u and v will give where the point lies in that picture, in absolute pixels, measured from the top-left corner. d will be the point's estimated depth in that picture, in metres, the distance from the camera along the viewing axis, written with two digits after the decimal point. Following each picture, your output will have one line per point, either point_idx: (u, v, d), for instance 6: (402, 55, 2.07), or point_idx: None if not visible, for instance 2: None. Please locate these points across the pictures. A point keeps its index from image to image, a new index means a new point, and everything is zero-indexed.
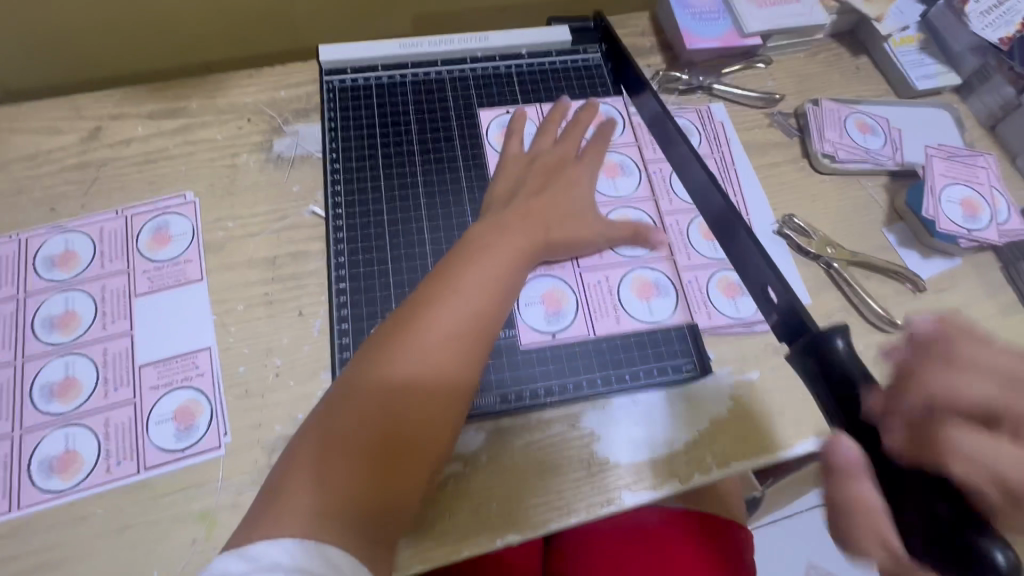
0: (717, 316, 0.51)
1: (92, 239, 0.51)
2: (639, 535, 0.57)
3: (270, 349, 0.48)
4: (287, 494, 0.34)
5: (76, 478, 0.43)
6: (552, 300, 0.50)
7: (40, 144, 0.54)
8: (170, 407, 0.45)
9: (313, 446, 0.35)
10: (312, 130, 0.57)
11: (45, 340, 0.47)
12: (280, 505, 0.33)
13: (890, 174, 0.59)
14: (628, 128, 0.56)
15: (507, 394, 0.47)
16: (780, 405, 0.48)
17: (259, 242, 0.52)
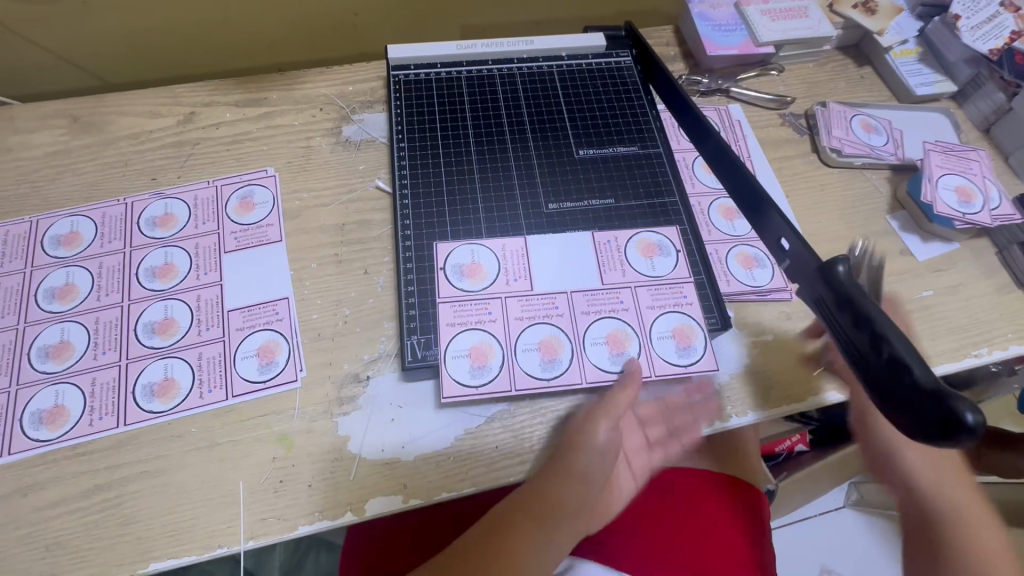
0: (735, 283, 0.56)
1: (188, 204, 0.58)
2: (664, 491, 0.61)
3: (340, 301, 0.54)
4: None
5: (173, 401, 0.49)
6: (551, 350, 0.51)
7: (144, 125, 0.63)
8: (254, 346, 0.52)
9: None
10: (376, 119, 0.65)
11: (148, 286, 0.54)
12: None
13: (892, 168, 0.66)
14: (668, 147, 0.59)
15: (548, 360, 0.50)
16: (792, 364, 0.54)
17: (330, 211, 0.59)
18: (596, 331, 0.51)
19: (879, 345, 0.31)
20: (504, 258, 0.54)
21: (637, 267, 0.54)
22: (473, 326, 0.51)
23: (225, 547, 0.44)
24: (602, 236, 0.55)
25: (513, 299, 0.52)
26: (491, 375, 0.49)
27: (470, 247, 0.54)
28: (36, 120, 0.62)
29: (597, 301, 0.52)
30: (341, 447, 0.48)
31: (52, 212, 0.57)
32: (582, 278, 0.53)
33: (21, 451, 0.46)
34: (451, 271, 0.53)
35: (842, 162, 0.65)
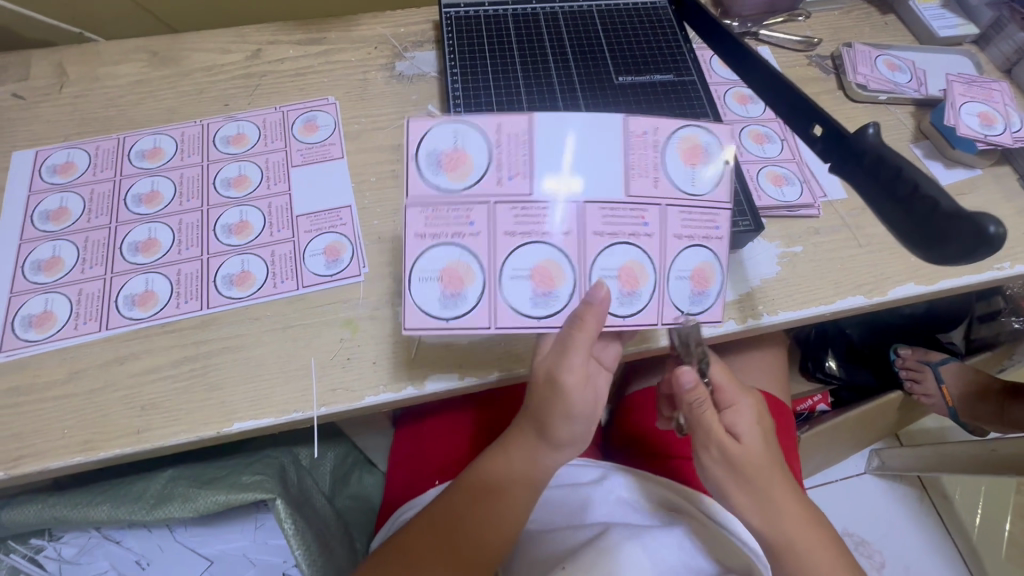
0: (766, 199, 0.60)
1: (258, 126, 0.64)
2: None
3: (397, 210, 0.59)
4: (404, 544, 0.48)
5: (250, 289, 0.54)
6: (545, 279, 0.46)
7: (216, 60, 0.69)
8: (321, 245, 0.56)
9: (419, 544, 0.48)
10: (427, 56, 0.70)
11: (224, 194, 0.59)
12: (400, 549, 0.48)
13: (915, 103, 0.69)
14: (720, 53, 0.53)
15: (543, 300, 0.46)
16: (819, 272, 0.57)
17: (386, 133, 0.64)
18: (605, 262, 0.47)
19: (902, 180, 0.36)
20: (500, 145, 0.46)
21: (671, 177, 0.47)
22: (448, 240, 0.46)
23: (300, 411, 0.49)
24: (639, 127, 0.46)
25: (505, 202, 0.45)
26: (465, 305, 0.46)
27: (456, 130, 0.46)
28: (120, 54, 0.68)
29: (617, 218, 0.46)
30: (402, 332, 0.53)
31: (137, 131, 0.63)
32: (601, 183, 0.46)
33: (118, 327, 0.52)
34: (426, 156, 0.46)
35: (866, 96, 0.68)
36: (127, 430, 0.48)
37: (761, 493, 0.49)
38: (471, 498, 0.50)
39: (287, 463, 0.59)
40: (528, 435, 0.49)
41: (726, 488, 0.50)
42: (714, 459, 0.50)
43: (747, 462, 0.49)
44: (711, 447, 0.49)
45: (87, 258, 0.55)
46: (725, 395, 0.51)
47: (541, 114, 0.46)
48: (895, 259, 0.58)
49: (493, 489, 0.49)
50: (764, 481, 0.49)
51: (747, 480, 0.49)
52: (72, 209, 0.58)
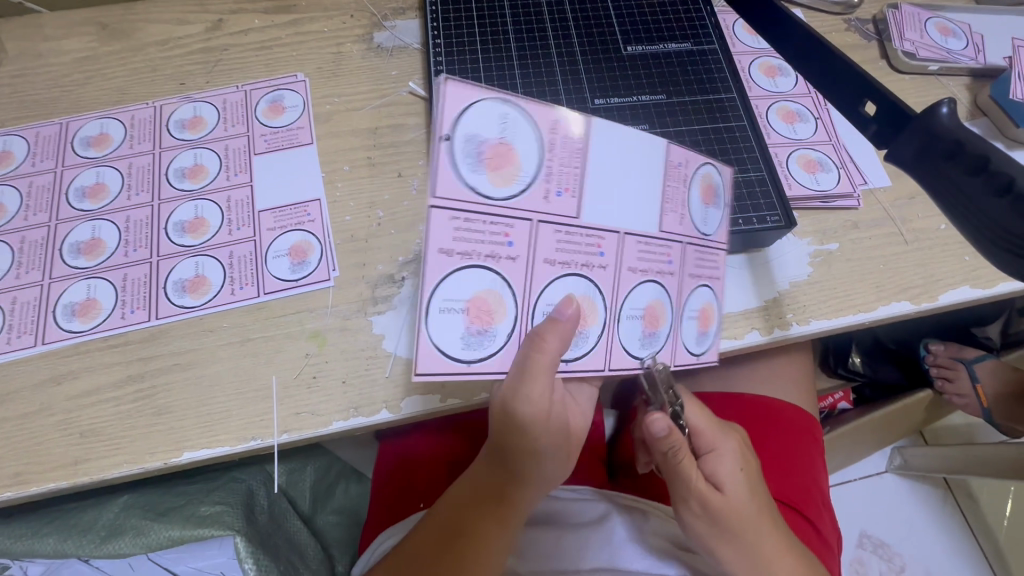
0: (797, 187, 0.52)
1: (217, 108, 0.56)
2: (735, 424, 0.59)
3: (373, 203, 0.52)
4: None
5: (204, 297, 0.47)
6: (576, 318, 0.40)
7: (172, 32, 0.61)
8: (285, 245, 0.50)
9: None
10: (409, 25, 0.61)
11: (177, 186, 0.52)
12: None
13: (970, 74, 0.60)
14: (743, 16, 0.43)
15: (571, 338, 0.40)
16: (860, 273, 0.50)
17: (362, 115, 0.56)
18: (635, 300, 0.41)
19: (991, 174, 0.28)
20: (555, 147, 0.36)
21: (694, 216, 0.42)
22: (480, 262, 0.36)
23: (259, 439, 0.43)
24: (676, 157, 0.40)
25: (547, 224, 0.37)
26: (491, 345, 0.38)
27: (506, 116, 0.35)
28: (65, 28, 0.61)
29: (651, 254, 0.41)
30: (376, 345, 0.46)
31: (82, 115, 0.56)
32: (642, 213, 0.40)
33: (55, 341, 0.46)
34: (465, 143, 0.34)
35: (914, 66, 0.59)
36: (63, 461, 0.42)
37: (751, 547, 0.43)
38: (434, 536, 0.44)
39: (257, 486, 0.53)
40: (497, 466, 0.43)
41: (711, 547, 0.44)
42: (694, 515, 0.44)
43: (731, 515, 0.43)
44: (694, 503, 0.44)
45: (23, 262, 0.49)
46: (704, 439, 0.45)
47: (598, 121, 0.37)
48: (947, 256, 0.50)
49: (462, 526, 0.44)
50: (753, 535, 0.43)
51: (731, 535, 0.43)
52: (7, 205, 0.51)
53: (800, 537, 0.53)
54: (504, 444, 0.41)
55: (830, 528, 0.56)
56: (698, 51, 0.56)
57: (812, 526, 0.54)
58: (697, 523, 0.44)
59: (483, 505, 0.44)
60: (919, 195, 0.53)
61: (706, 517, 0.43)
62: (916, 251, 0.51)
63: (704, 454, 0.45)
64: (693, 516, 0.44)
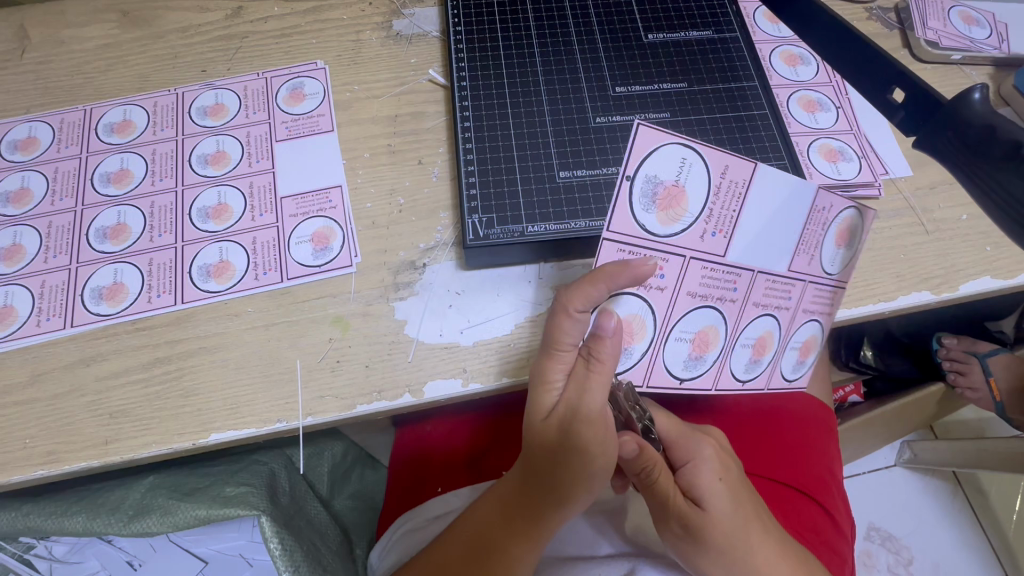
0: (818, 176, 0.52)
1: (238, 95, 0.57)
2: (767, 417, 0.58)
3: (393, 190, 0.52)
4: None
5: (229, 282, 0.48)
6: (702, 344, 0.45)
7: (192, 20, 0.61)
8: (308, 231, 0.50)
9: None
10: (428, 12, 0.62)
11: (200, 173, 0.53)
12: None
13: (994, 64, 0.59)
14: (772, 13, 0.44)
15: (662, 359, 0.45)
16: (879, 262, 0.50)
17: (382, 102, 0.57)
18: (749, 330, 0.45)
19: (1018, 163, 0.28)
20: (721, 190, 0.39)
21: (824, 257, 0.43)
22: (634, 289, 0.41)
23: (284, 421, 0.44)
24: (822, 202, 0.41)
25: (698, 261, 0.41)
26: (629, 360, 0.44)
27: (686, 158, 0.38)
28: (87, 14, 0.61)
29: (774, 290, 0.44)
30: (398, 330, 0.47)
31: (105, 101, 0.56)
32: (774, 253, 0.42)
33: (83, 324, 0.46)
34: (643, 184, 0.38)
35: (937, 55, 0.59)
36: (93, 440, 0.43)
37: (741, 563, 0.42)
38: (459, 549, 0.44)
39: (278, 469, 0.54)
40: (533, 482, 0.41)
41: (697, 564, 0.42)
42: (676, 530, 0.43)
43: (712, 531, 0.42)
44: (676, 519, 0.42)
45: (51, 246, 0.49)
46: (678, 453, 0.45)
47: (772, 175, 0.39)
48: (968, 246, 0.50)
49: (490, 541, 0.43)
50: (741, 550, 0.42)
51: (716, 551, 0.42)
52: (35, 190, 0.52)
53: (814, 521, 0.53)
54: (547, 459, 0.40)
55: (843, 513, 0.56)
56: (716, 35, 0.56)
57: (825, 511, 0.54)
58: (679, 537, 0.43)
59: (513, 519, 0.42)
60: (940, 185, 0.53)
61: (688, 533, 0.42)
62: (938, 243, 0.50)
63: (680, 464, 0.45)
64: (673, 531, 0.43)
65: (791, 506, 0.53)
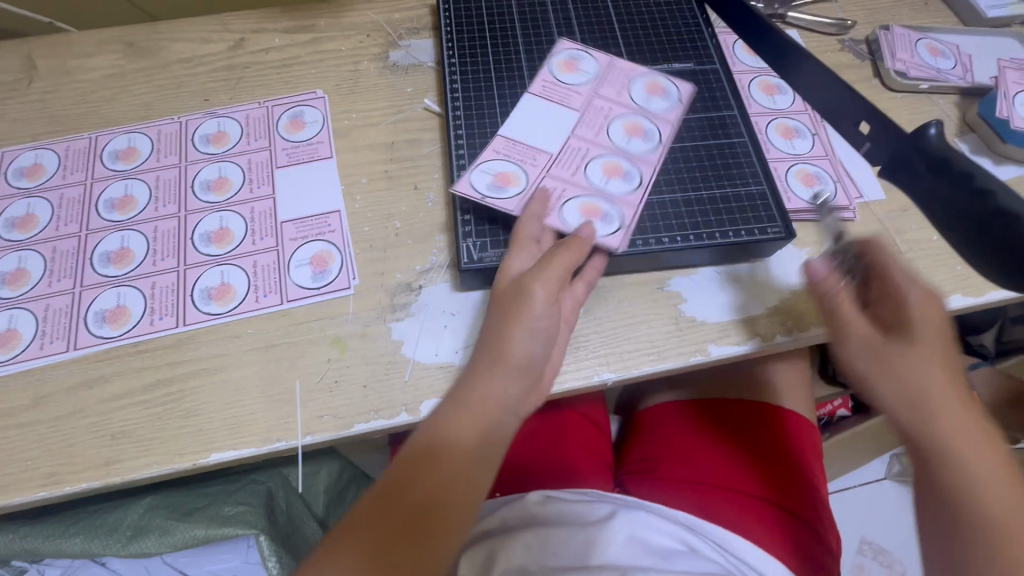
0: (796, 201, 0.54)
1: (240, 123, 0.59)
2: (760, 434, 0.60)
3: (390, 215, 0.54)
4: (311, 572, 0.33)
5: (230, 304, 0.49)
6: (613, 171, 0.51)
7: (196, 51, 0.64)
8: (307, 255, 0.52)
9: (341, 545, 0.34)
10: (423, 44, 0.64)
11: (203, 198, 0.54)
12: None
13: (960, 92, 0.63)
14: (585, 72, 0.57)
15: (649, 240, 0.50)
16: None
17: (379, 130, 0.59)
18: (614, 135, 0.53)
19: (968, 184, 0.30)
20: (525, 162, 0.51)
21: (632, 98, 0.56)
22: (560, 204, 0.49)
23: (283, 441, 0.45)
24: (540, 87, 0.56)
25: (545, 163, 0.51)
26: (615, 215, 0.49)
27: (488, 169, 0.51)
28: (93, 46, 0.63)
29: (593, 116, 0.54)
30: (395, 351, 0.48)
31: (110, 129, 0.58)
32: (561, 118, 0.54)
33: (86, 347, 0.47)
34: (485, 181, 0.50)
35: (906, 85, 0.62)
36: (95, 462, 0.44)
37: (913, 379, 0.39)
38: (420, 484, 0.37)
39: (276, 489, 0.55)
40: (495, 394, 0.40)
41: (870, 382, 0.41)
42: (856, 328, 0.41)
43: (914, 345, 0.39)
44: (861, 329, 0.41)
45: (55, 270, 0.51)
46: (875, 289, 0.43)
47: (525, 96, 0.56)
48: (942, 266, 0.52)
49: (457, 472, 0.38)
50: (917, 374, 0.39)
51: (891, 368, 0.39)
52: (40, 216, 0.53)
53: (800, 540, 0.54)
54: (496, 337, 0.41)
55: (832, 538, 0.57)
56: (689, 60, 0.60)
57: (815, 534, 0.56)
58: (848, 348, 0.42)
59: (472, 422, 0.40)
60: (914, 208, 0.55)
61: (863, 347, 0.41)
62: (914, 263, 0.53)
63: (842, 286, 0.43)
64: (848, 329, 0.42)
65: (779, 524, 0.55)
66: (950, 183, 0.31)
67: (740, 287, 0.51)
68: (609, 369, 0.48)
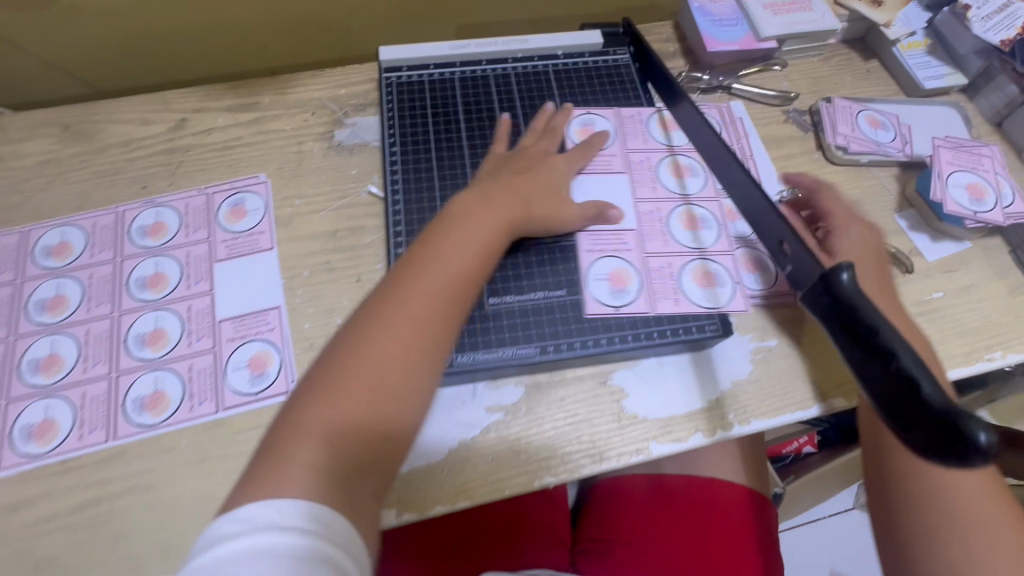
0: (731, 288, 0.54)
1: (178, 213, 0.58)
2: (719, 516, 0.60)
3: (332, 310, 0.53)
4: (306, 441, 0.37)
5: (164, 414, 0.48)
6: (691, 222, 0.57)
7: (135, 132, 0.62)
8: (245, 357, 0.51)
9: (318, 416, 0.38)
10: (369, 122, 0.64)
11: (137, 297, 0.53)
12: (294, 457, 0.36)
13: (900, 165, 0.64)
14: (615, 139, 0.61)
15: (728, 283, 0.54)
16: (798, 370, 0.52)
17: (322, 218, 0.58)
18: (669, 183, 0.59)
19: (871, 338, 0.31)
20: (621, 252, 0.55)
21: (655, 137, 0.62)
22: (676, 279, 0.54)
23: None
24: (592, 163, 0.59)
25: (634, 240, 0.56)
26: (721, 271, 0.55)
27: (599, 277, 0.54)
28: (28, 129, 0.62)
29: (642, 172, 0.59)
30: None
31: (43, 222, 0.57)
32: (613, 189, 0.58)
33: (10, 467, 0.46)
34: (601, 291, 0.53)
35: (847, 159, 0.63)
36: None
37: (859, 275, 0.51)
38: (428, 269, 0.45)
39: None
40: (497, 252, 0.49)
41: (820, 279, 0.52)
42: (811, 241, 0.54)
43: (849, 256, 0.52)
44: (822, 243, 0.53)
45: None
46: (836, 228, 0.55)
47: (580, 176, 0.58)
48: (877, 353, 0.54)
49: (468, 272, 0.46)
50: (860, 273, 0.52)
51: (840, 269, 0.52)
52: None
53: None
54: (540, 222, 0.53)
55: None
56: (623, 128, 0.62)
57: None
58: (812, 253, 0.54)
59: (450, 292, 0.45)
60: None
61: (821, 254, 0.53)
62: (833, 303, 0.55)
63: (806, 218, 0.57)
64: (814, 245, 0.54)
65: None
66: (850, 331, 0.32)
67: (683, 382, 0.51)
68: (550, 474, 0.47)
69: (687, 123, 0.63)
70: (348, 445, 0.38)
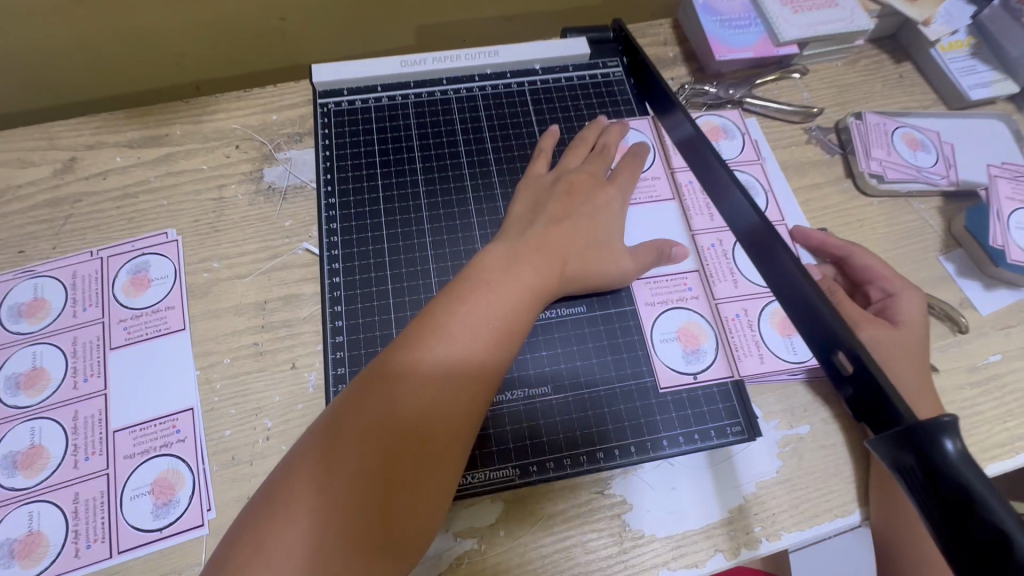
0: (770, 358, 0.45)
1: (64, 286, 0.46)
2: None
3: (259, 410, 0.42)
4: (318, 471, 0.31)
5: (38, 565, 0.37)
6: None
7: (11, 178, 0.50)
8: (148, 478, 0.40)
9: (334, 442, 0.32)
10: (306, 157, 0.52)
11: (9, 402, 0.42)
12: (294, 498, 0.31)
13: (943, 195, 0.54)
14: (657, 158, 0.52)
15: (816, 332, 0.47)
16: (837, 465, 0.43)
17: (247, 285, 0.47)
18: None
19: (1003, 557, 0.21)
20: (684, 300, 0.47)
21: None
22: (756, 326, 0.47)
23: None
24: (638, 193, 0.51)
25: (700, 283, 0.48)
26: None
27: (666, 337, 0.46)
28: None
29: (697, 201, 0.51)
30: None
31: None
32: (665, 225, 0.50)
33: None
34: (667, 351, 0.46)
35: (883, 189, 0.53)
36: None
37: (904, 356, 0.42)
38: (485, 289, 0.39)
39: None
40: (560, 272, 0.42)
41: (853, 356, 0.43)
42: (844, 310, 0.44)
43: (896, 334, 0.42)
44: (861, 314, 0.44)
45: None
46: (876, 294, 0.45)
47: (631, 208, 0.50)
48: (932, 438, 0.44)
49: (532, 289, 0.40)
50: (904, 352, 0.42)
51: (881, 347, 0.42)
52: None
53: None
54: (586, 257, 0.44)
55: None
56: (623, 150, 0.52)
57: None
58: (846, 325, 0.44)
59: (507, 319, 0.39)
60: None
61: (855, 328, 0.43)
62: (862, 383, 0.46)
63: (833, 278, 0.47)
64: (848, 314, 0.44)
65: None
66: (960, 546, 0.22)
67: (699, 487, 0.42)
68: None
69: (739, 134, 0.55)
70: (361, 497, 0.31)
